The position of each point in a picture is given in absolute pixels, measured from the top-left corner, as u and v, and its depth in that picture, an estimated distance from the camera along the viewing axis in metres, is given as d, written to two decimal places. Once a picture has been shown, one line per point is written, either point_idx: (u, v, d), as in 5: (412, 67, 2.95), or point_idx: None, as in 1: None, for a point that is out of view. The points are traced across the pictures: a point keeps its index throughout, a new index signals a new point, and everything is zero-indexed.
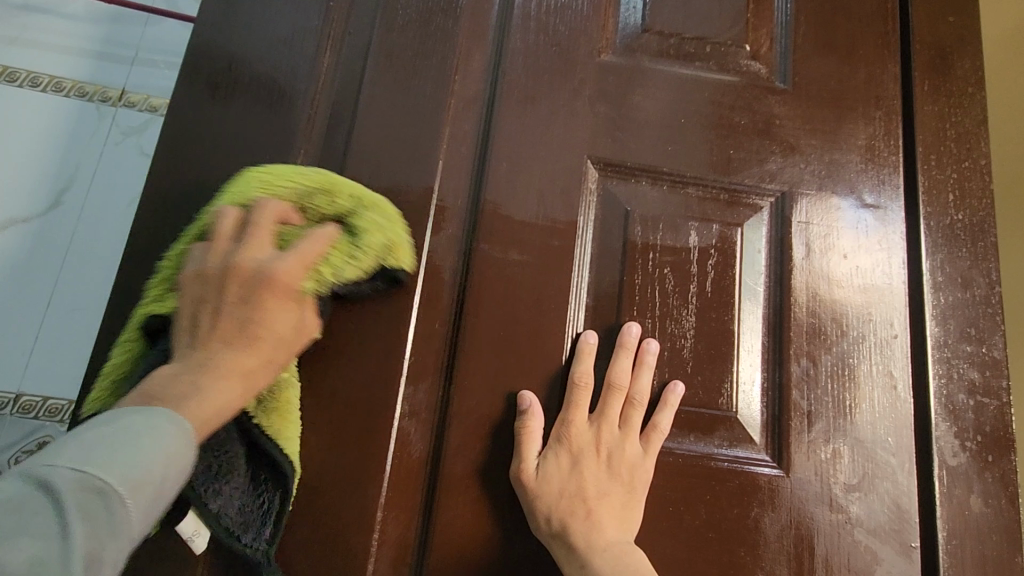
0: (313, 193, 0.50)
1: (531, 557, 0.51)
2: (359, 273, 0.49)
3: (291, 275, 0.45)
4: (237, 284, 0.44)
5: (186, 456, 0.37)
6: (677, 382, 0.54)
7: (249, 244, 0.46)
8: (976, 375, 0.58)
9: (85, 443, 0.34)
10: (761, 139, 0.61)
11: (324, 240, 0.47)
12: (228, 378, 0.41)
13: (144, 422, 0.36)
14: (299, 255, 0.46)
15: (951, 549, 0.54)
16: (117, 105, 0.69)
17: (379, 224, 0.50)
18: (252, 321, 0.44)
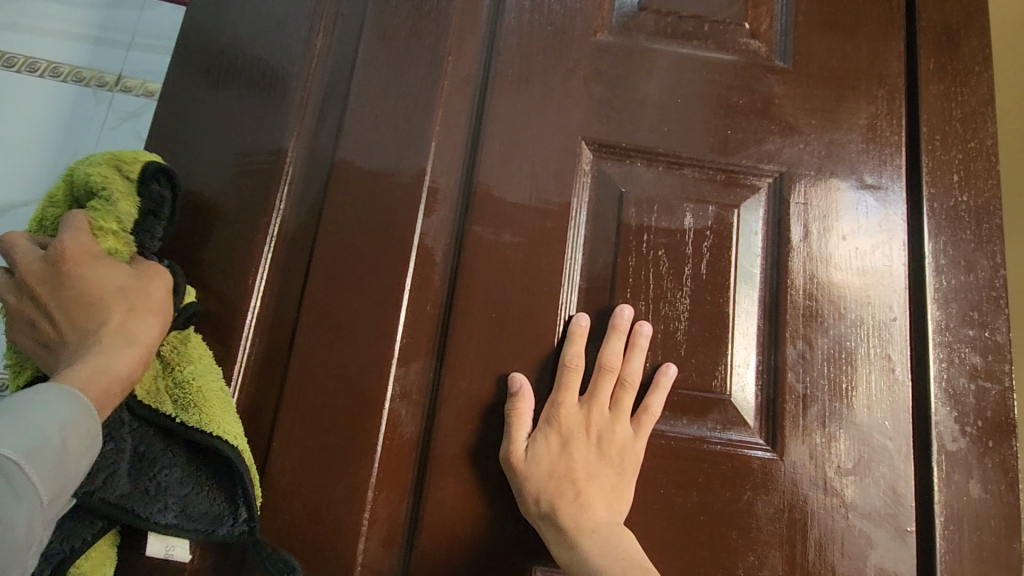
0: (49, 201, 0.50)
1: (521, 537, 0.51)
2: (125, 199, 0.49)
3: (77, 244, 0.47)
4: (43, 287, 0.46)
5: (83, 436, 0.39)
6: (670, 364, 0.53)
7: (18, 263, 0.47)
8: (978, 359, 0.57)
9: None
10: (759, 119, 0.60)
11: (77, 213, 0.48)
12: (101, 342, 0.44)
13: (41, 406, 0.38)
14: (65, 231, 0.47)
15: (948, 535, 0.53)
16: (113, 90, 0.69)
17: (88, 175, 0.49)
18: (76, 296, 0.46)
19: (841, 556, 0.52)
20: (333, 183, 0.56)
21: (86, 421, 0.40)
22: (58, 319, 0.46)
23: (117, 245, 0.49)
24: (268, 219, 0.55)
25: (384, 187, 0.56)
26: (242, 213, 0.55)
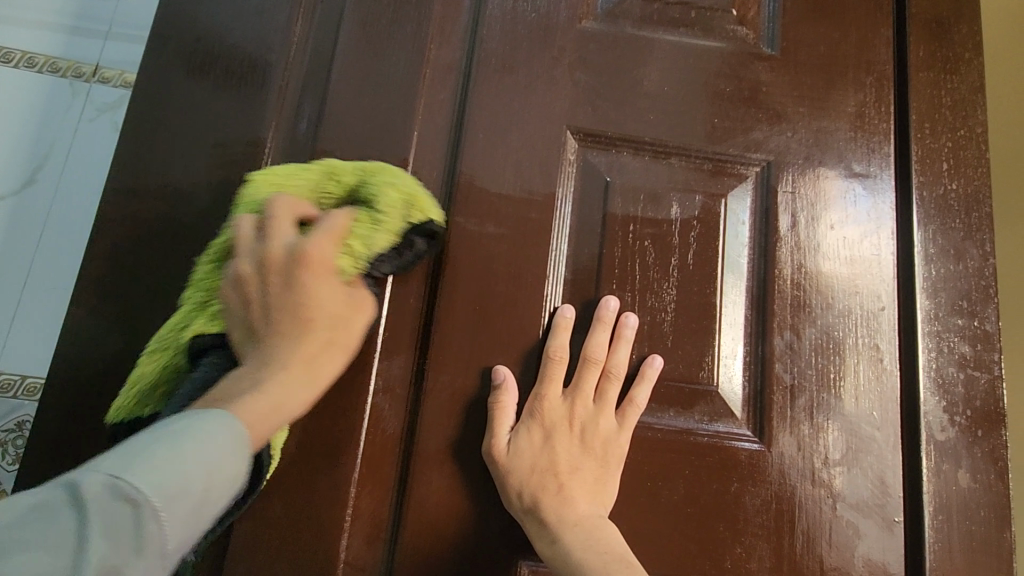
0: (323, 182, 0.50)
1: (506, 532, 0.50)
2: (388, 239, 0.49)
3: (322, 250, 0.46)
4: (277, 272, 0.46)
5: (230, 470, 0.35)
6: (656, 356, 0.53)
7: (272, 235, 0.46)
8: (967, 349, 0.56)
9: (124, 452, 0.32)
10: (746, 107, 0.60)
11: (344, 218, 0.47)
12: (287, 370, 0.43)
13: (194, 430, 0.35)
14: (327, 232, 0.46)
15: (937, 524, 0.53)
16: (90, 81, 0.67)
17: (379, 191, 0.49)
18: (300, 301, 0.45)
19: (830, 547, 0.52)
20: None
21: (236, 454, 0.36)
22: (269, 309, 0.45)
23: (347, 265, 0.47)
24: None
25: None
26: (219, 205, 0.54)
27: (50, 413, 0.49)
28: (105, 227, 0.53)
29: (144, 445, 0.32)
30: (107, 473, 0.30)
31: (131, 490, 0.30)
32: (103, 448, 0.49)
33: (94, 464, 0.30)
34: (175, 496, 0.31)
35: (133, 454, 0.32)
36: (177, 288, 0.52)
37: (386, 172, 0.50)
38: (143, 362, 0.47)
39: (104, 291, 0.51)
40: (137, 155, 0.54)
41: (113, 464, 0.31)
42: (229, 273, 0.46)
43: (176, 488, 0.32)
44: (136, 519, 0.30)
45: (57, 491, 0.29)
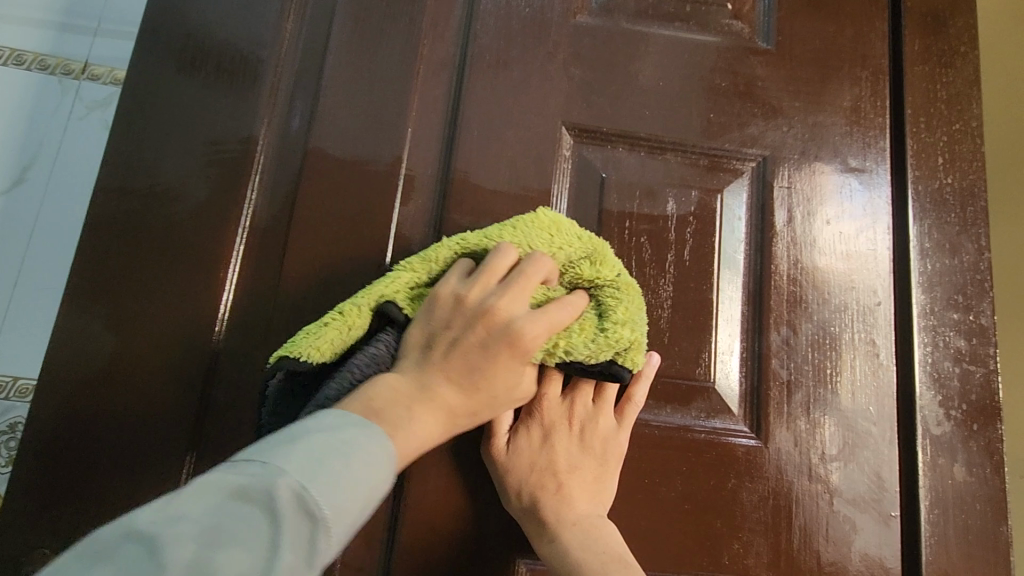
0: (583, 260, 0.47)
1: (503, 531, 0.50)
2: (592, 356, 0.46)
3: (535, 332, 0.41)
4: (485, 328, 0.41)
5: (387, 479, 0.34)
6: (653, 353, 0.53)
7: (512, 289, 0.42)
8: (963, 343, 0.56)
9: (306, 450, 0.31)
10: (742, 102, 0.59)
11: (576, 312, 0.44)
12: (433, 417, 0.39)
13: (359, 435, 0.34)
14: (551, 319, 0.42)
15: (933, 519, 0.53)
16: (80, 78, 0.66)
17: (626, 311, 0.47)
18: (488, 370, 0.41)
19: (827, 542, 0.52)
20: (306, 172, 0.54)
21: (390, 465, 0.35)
22: (450, 354, 0.41)
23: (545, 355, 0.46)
24: (239, 210, 0.53)
25: (360, 175, 0.54)
26: (211, 204, 0.53)
27: (41, 415, 0.49)
28: (96, 227, 0.52)
29: (319, 443, 0.32)
30: (293, 480, 0.30)
31: (310, 502, 0.30)
32: (95, 449, 0.49)
33: (281, 462, 0.30)
34: (343, 510, 0.31)
35: (311, 455, 0.31)
36: (169, 288, 0.51)
37: (634, 292, 0.48)
38: (338, 316, 0.45)
39: (94, 292, 0.51)
40: (126, 153, 0.53)
41: (296, 466, 0.30)
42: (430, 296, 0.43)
43: (345, 501, 0.31)
44: (313, 530, 0.30)
45: (250, 488, 0.29)
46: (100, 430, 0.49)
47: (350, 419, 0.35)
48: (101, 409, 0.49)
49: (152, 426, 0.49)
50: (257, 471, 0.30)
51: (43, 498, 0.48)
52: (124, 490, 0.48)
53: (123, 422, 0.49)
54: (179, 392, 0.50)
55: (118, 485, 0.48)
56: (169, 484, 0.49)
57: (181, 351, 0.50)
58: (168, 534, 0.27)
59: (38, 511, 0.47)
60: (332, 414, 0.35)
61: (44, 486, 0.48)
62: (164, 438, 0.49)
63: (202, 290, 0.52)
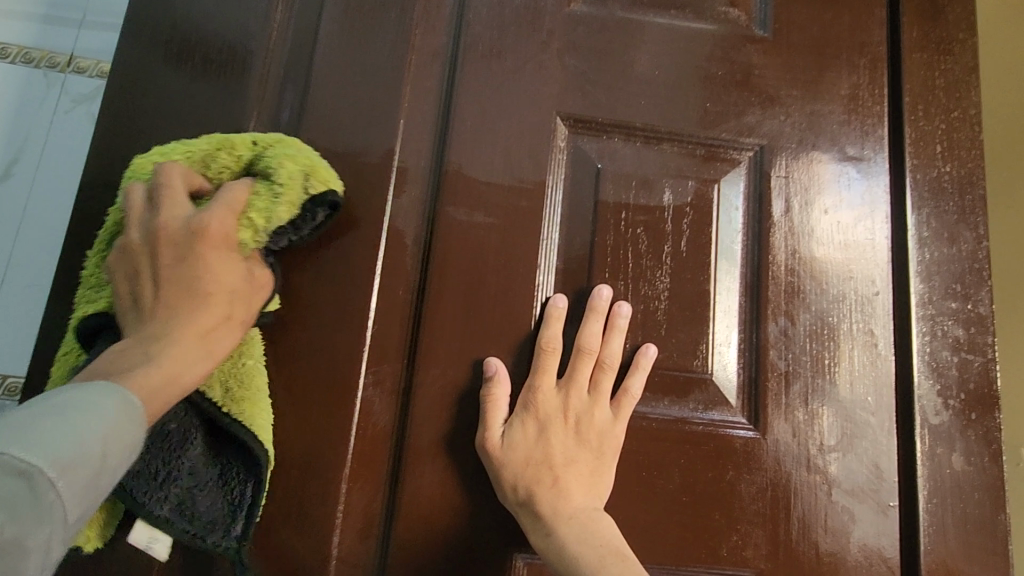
0: (212, 155, 0.49)
1: (500, 526, 0.50)
2: (291, 210, 0.47)
3: (221, 224, 0.45)
4: (167, 244, 0.44)
5: (122, 438, 0.34)
6: (649, 345, 0.52)
7: (167, 205, 0.45)
8: (961, 333, 0.56)
9: (14, 424, 0.30)
10: (739, 91, 0.59)
11: (241, 190, 0.46)
12: (184, 341, 0.41)
13: (75, 401, 0.33)
14: (225, 204, 0.45)
15: (931, 508, 0.53)
16: (65, 72, 0.65)
17: (275, 159, 0.48)
18: (203, 274, 0.44)
19: (825, 532, 0.52)
20: None
21: (131, 417, 0.35)
22: (162, 285, 0.43)
23: (250, 236, 0.46)
24: None
25: (352, 168, 0.53)
26: None
27: None
28: (82, 222, 0.51)
29: (21, 420, 0.30)
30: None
31: (17, 459, 0.28)
32: None
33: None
34: (63, 459, 0.30)
35: (14, 428, 0.30)
36: None
37: (289, 143, 0.49)
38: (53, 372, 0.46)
39: None
40: (113, 147, 0.53)
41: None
42: (119, 244, 0.45)
43: (66, 453, 0.30)
44: (31, 483, 0.28)
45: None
46: None
47: (57, 392, 0.34)
48: None
49: None
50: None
51: None
52: None
53: None
54: None
55: None
56: None
57: None
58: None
59: None
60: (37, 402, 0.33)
61: None
62: None
63: None
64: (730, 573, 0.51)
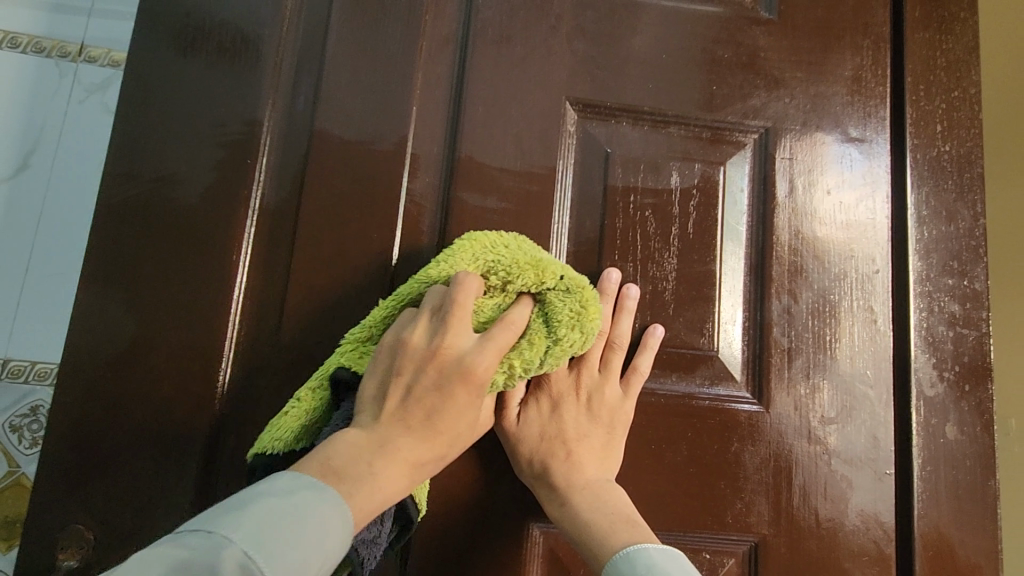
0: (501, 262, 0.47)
1: (516, 498, 0.52)
2: (551, 369, 0.46)
3: (489, 368, 0.42)
4: (437, 368, 0.41)
5: (341, 543, 0.36)
6: (658, 325, 0.54)
7: (456, 328, 0.42)
8: (957, 308, 0.58)
9: (254, 525, 0.33)
10: (744, 73, 0.59)
11: (516, 331, 0.44)
12: (398, 467, 0.40)
13: (313, 497, 0.36)
14: (498, 350, 0.42)
15: (925, 475, 0.55)
16: (77, 60, 0.66)
17: (571, 318, 0.46)
18: (439, 418, 0.41)
19: (825, 500, 0.55)
20: (313, 154, 0.54)
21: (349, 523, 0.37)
22: (409, 404, 0.41)
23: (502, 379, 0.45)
24: (248, 194, 0.54)
25: (367, 156, 0.55)
26: (219, 188, 0.53)
27: (65, 399, 0.50)
28: (106, 213, 0.52)
29: (263, 513, 0.34)
30: (233, 549, 0.32)
31: (254, 570, 0.32)
32: (119, 429, 0.50)
33: (226, 531, 0.33)
34: (289, 574, 0.33)
35: (253, 533, 0.33)
36: (184, 274, 0.52)
37: (583, 293, 0.47)
38: (296, 399, 0.47)
39: (110, 279, 0.52)
40: (133, 138, 0.54)
41: (241, 535, 0.33)
42: (397, 337, 0.44)
43: (290, 569, 0.33)
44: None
45: (192, 561, 0.31)
46: (122, 411, 0.50)
47: (306, 481, 0.37)
48: (121, 391, 0.50)
49: (173, 407, 0.51)
50: (201, 544, 0.32)
51: (74, 479, 0.49)
52: (151, 471, 0.50)
53: (144, 404, 0.50)
54: (199, 375, 0.51)
55: (147, 466, 0.50)
56: (192, 461, 0.50)
57: (199, 336, 0.51)
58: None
59: (68, 492, 0.49)
60: (290, 475, 0.37)
61: (74, 467, 0.49)
62: (185, 420, 0.51)
63: (215, 273, 0.52)
64: (735, 539, 0.53)
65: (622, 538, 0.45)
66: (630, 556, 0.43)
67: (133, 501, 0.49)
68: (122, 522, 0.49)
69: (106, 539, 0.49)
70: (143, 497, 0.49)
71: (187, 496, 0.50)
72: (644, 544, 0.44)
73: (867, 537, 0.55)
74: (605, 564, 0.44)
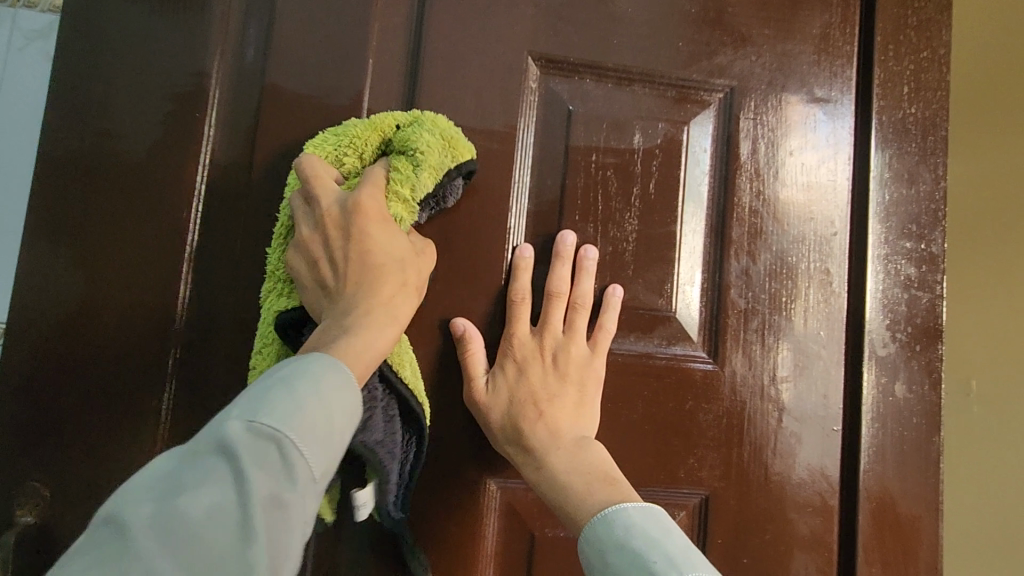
0: (342, 145, 0.49)
1: (474, 455, 0.53)
2: (436, 174, 0.49)
3: (376, 200, 0.46)
4: (333, 227, 0.45)
5: (343, 394, 0.36)
6: (616, 286, 0.54)
7: (317, 194, 0.46)
8: (913, 271, 0.59)
9: (248, 399, 0.33)
10: (711, 30, 0.58)
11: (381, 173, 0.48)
12: None
13: (298, 367, 0.36)
14: (371, 185, 0.46)
15: (873, 431, 0.57)
16: (14, 6, 0.62)
17: (412, 133, 0.48)
18: (370, 254, 0.45)
19: (775, 456, 0.57)
20: (265, 108, 0.53)
21: (344, 376, 0.37)
22: (340, 267, 0.45)
23: (403, 211, 0.48)
24: (197, 149, 0.52)
25: (320, 112, 0.53)
26: (166, 143, 0.52)
27: (17, 358, 0.49)
28: (49, 168, 0.51)
29: (256, 392, 0.34)
30: (236, 420, 0.32)
31: (260, 427, 0.32)
32: (72, 389, 0.50)
33: (224, 412, 0.32)
34: (302, 424, 0.33)
35: (251, 403, 0.33)
36: (132, 230, 0.51)
37: (418, 115, 0.50)
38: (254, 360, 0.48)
39: (55, 236, 0.50)
40: (75, 89, 0.51)
41: (238, 409, 0.32)
42: (293, 240, 0.47)
43: (302, 420, 0.33)
44: (278, 447, 0.32)
45: (197, 445, 0.31)
46: (72, 371, 0.50)
47: (288, 359, 0.37)
48: (71, 350, 0.50)
49: (123, 366, 0.50)
50: (203, 432, 0.32)
51: (27, 438, 0.49)
52: (103, 430, 0.50)
53: (94, 364, 0.50)
54: (153, 335, 0.50)
55: (100, 425, 0.50)
56: (146, 420, 0.50)
57: (150, 295, 0.51)
58: (128, 503, 0.28)
59: (22, 449, 0.49)
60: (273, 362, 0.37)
61: (26, 425, 0.49)
62: (137, 379, 0.50)
63: (165, 230, 0.51)
64: (686, 493, 0.55)
65: (599, 499, 0.45)
66: (608, 518, 0.43)
67: (89, 458, 0.49)
68: (77, 479, 0.49)
69: (63, 496, 0.49)
70: (100, 455, 0.49)
71: (145, 453, 0.50)
72: (623, 502, 0.44)
73: (813, 489, 0.57)
74: (582, 528, 0.44)
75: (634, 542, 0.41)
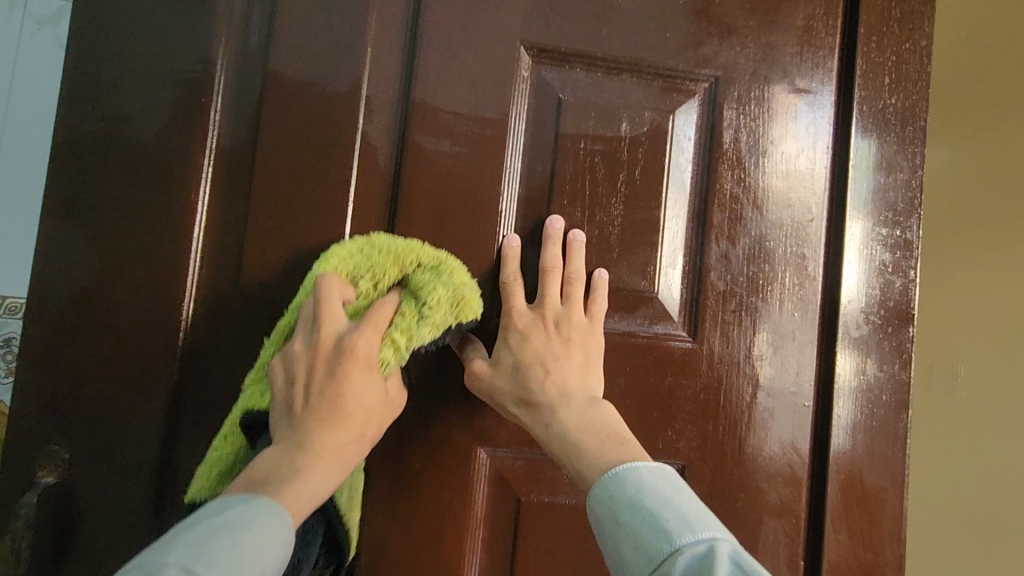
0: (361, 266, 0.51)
1: (464, 426, 0.57)
2: (434, 329, 0.50)
3: (369, 343, 0.47)
4: (322, 359, 0.47)
5: (280, 544, 0.38)
6: (602, 270, 0.57)
7: (324, 321, 0.47)
8: (887, 256, 0.62)
9: (187, 546, 0.35)
10: (698, 21, 0.60)
11: (390, 307, 0.49)
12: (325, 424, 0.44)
13: (241, 511, 0.38)
14: (373, 323, 0.48)
15: (843, 408, 0.61)
16: None
17: (430, 283, 0.50)
18: (346, 401, 0.46)
19: (749, 430, 0.60)
20: (268, 95, 0.55)
21: (286, 523, 0.39)
22: (312, 401, 0.45)
23: (390, 357, 0.48)
24: (203, 134, 0.54)
25: (321, 99, 0.55)
26: (174, 127, 0.54)
27: (36, 330, 0.53)
28: (62, 151, 0.53)
29: (196, 536, 0.36)
30: (175, 568, 0.33)
31: None
32: (86, 360, 0.53)
33: (165, 556, 0.34)
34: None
35: (191, 549, 0.35)
36: (142, 211, 0.54)
37: (445, 264, 0.52)
38: (212, 450, 0.50)
39: (70, 216, 0.53)
40: (86, 75, 0.54)
41: (177, 556, 0.34)
42: (283, 352, 0.48)
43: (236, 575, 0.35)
44: None
45: None
46: (87, 343, 0.53)
47: (230, 501, 0.39)
48: (85, 324, 0.53)
49: (135, 339, 0.53)
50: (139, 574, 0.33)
51: (46, 405, 0.53)
52: (117, 399, 0.53)
53: (108, 337, 0.53)
54: (162, 311, 0.53)
55: (114, 394, 0.53)
56: (156, 391, 0.53)
57: (159, 273, 0.54)
58: None
59: (41, 415, 0.53)
60: (215, 503, 0.39)
61: (44, 393, 0.53)
62: (148, 352, 0.53)
63: (172, 212, 0.54)
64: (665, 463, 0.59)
65: (611, 458, 0.47)
66: (620, 478, 0.45)
67: (104, 425, 0.53)
68: (93, 444, 0.53)
69: (80, 459, 0.52)
70: (113, 422, 0.53)
71: (155, 421, 0.53)
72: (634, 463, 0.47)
73: (783, 461, 0.60)
74: (593, 484, 0.47)
75: (646, 501, 0.43)
